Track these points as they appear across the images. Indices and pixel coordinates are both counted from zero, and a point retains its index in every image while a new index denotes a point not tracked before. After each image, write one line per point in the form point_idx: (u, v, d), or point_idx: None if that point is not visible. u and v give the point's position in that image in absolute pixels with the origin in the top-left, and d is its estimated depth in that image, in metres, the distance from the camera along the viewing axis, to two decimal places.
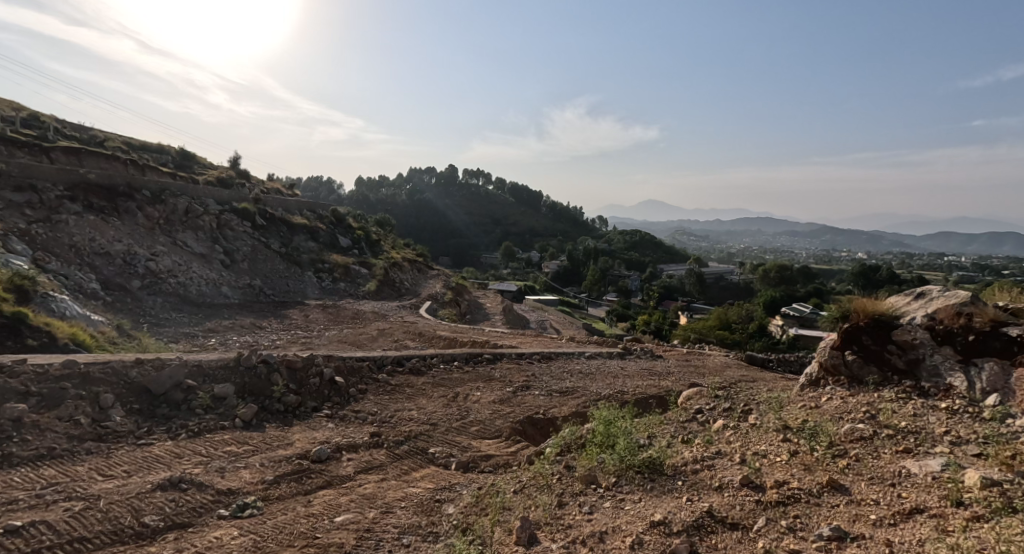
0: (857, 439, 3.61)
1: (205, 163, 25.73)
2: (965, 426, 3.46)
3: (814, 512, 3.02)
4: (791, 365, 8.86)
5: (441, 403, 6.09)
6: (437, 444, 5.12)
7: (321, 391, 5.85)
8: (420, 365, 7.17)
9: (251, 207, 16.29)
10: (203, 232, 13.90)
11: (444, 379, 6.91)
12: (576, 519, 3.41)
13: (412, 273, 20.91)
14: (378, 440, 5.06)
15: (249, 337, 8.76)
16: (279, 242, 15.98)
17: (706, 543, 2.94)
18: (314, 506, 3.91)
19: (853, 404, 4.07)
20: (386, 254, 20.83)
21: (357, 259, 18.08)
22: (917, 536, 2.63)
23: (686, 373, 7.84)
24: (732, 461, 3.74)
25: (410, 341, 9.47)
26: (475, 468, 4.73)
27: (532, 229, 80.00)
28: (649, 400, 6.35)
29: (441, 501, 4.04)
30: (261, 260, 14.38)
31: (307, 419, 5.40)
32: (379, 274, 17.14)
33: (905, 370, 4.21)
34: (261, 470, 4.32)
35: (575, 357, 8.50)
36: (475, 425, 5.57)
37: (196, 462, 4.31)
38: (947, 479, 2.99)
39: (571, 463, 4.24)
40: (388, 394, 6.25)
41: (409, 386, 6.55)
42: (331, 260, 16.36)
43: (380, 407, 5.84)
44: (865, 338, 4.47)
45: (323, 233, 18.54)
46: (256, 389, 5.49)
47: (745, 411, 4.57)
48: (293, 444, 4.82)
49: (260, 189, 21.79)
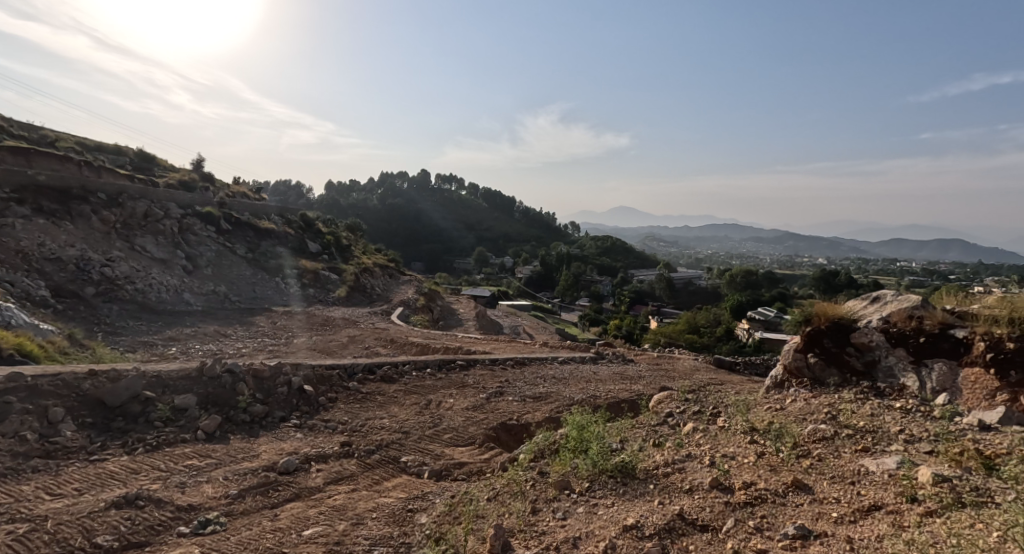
0: (820, 439, 3.73)
1: (166, 165, 25.11)
2: (918, 424, 3.60)
3: (779, 511, 3.11)
4: (757, 368, 9.09)
5: (413, 411, 6.04)
6: (409, 452, 5.08)
7: (289, 400, 5.77)
8: (392, 372, 7.11)
9: (215, 212, 15.94)
10: (163, 237, 13.53)
11: (416, 386, 6.86)
12: (551, 526, 3.43)
13: (384, 278, 20.75)
14: (348, 449, 5.01)
15: (212, 346, 8.55)
16: (245, 247, 15.64)
17: (677, 546, 2.99)
18: (280, 520, 3.84)
19: (815, 405, 4.20)
20: (357, 259, 20.64)
21: (327, 264, 17.85)
22: (876, 533, 2.72)
23: (657, 376, 7.96)
24: (701, 463, 3.82)
25: (381, 348, 9.39)
26: (448, 476, 4.72)
27: (506, 234, 80.20)
28: (620, 405, 6.42)
29: (412, 510, 4.02)
30: (225, 265, 14.06)
31: (274, 430, 5.30)
32: (349, 280, 16.93)
33: (862, 372, 4.39)
34: (224, 484, 4.22)
35: (548, 363, 8.54)
36: (448, 432, 5.54)
37: (154, 478, 4.19)
38: (903, 477, 3.11)
39: (544, 469, 4.27)
40: (358, 403, 6.17)
41: (380, 394, 6.49)
42: (299, 267, 16.08)
43: (350, 416, 5.77)
44: (826, 341, 4.63)
45: (291, 238, 18.24)
46: (220, 400, 5.38)
47: (714, 414, 4.68)
48: (259, 456, 4.73)
49: (224, 193, 21.35)
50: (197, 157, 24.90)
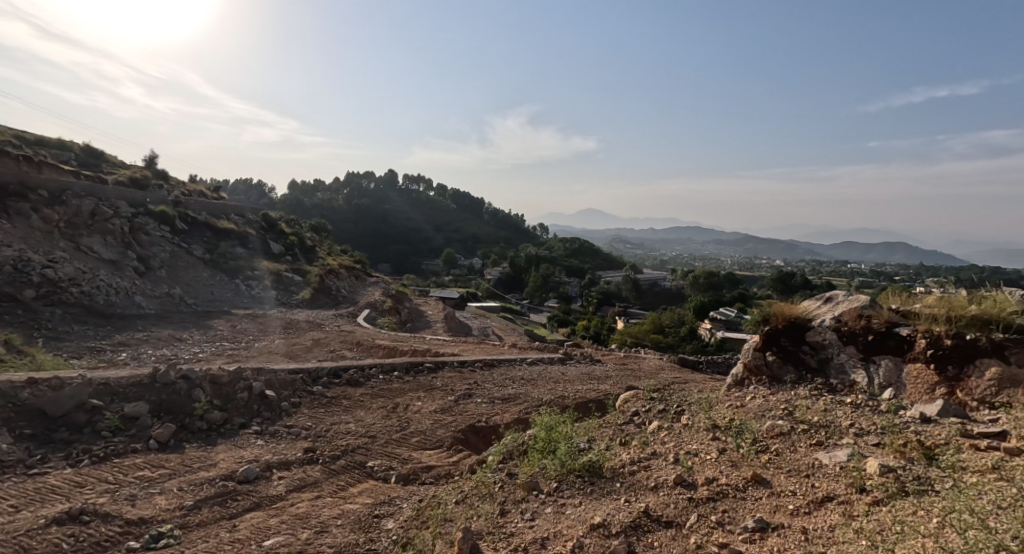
0: (777, 435, 3.88)
1: (116, 161, 24.16)
2: (867, 418, 3.79)
3: (740, 505, 3.22)
4: (719, 366, 9.35)
5: (380, 415, 6.01)
6: (375, 457, 5.06)
7: (249, 406, 5.67)
8: (358, 376, 7.05)
9: (169, 211, 15.46)
10: (113, 236, 13.05)
11: (383, 389, 6.82)
12: (518, 527, 3.48)
13: (350, 280, 20.50)
14: (312, 455, 4.95)
15: (166, 351, 8.31)
16: (202, 248, 15.22)
17: (643, 543, 3.08)
18: (239, 531, 3.78)
19: (773, 402, 4.36)
20: (321, 260, 20.31)
21: (290, 265, 17.51)
22: (828, 523, 2.86)
23: (624, 376, 8.10)
24: (666, 461, 3.93)
25: (347, 351, 9.28)
26: (416, 480, 4.72)
27: (474, 235, 80.08)
28: (588, 405, 6.52)
29: (379, 516, 4.01)
30: (181, 267, 13.65)
31: (233, 437, 5.19)
32: (314, 281, 16.66)
33: (816, 369, 4.58)
34: (179, 495, 4.12)
35: (516, 364, 8.59)
36: (416, 436, 5.54)
37: (101, 491, 4.07)
38: (853, 469, 3.27)
39: (512, 470, 4.31)
40: (323, 407, 6.10)
41: (346, 398, 6.43)
42: (261, 269, 15.73)
43: (314, 422, 5.70)
44: (783, 340, 4.81)
45: (252, 239, 17.84)
46: (174, 407, 5.24)
47: (678, 412, 4.80)
48: (216, 464, 4.63)
49: (179, 191, 20.70)
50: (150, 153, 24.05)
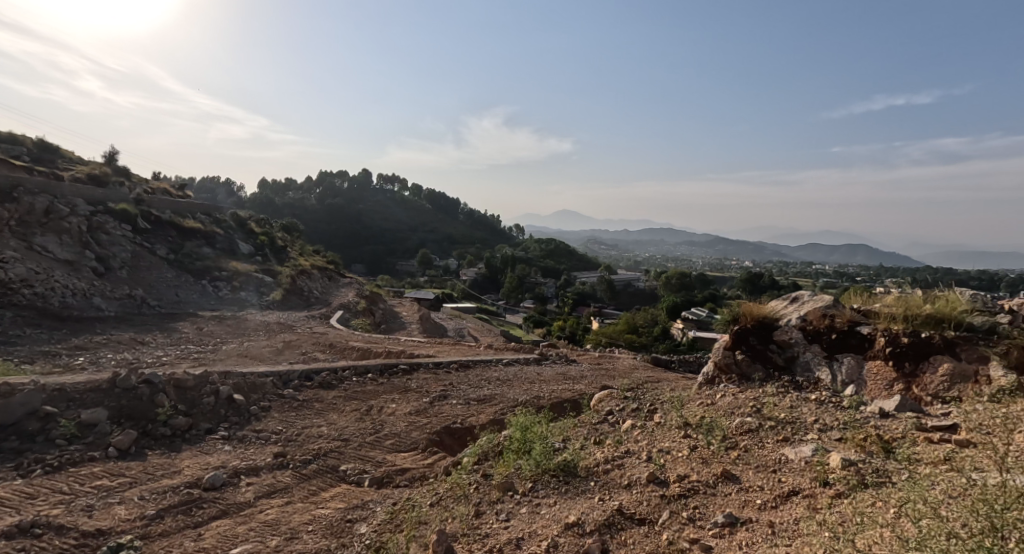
0: (746, 431, 3.99)
1: (74, 158, 23.39)
2: (830, 414, 3.91)
3: (710, 501, 3.31)
4: (691, 365, 9.53)
5: (353, 418, 5.97)
6: (348, 461, 5.03)
7: (216, 411, 5.57)
8: (331, 379, 7.00)
9: (130, 209, 15.07)
10: (70, 235, 12.64)
11: (357, 392, 6.77)
12: (493, 528, 3.50)
13: (322, 280, 20.25)
14: (283, 460, 4.90)
15: (126, 355, 8.09)
16: (166, 248, 14.86)
17: (616, 540, 3.14)
18: (204, 540, 3.73)
19: (742, 399, 4.48)
20: (292, 260, 20.02)
21: (259, 265, 17.22)
22: (793, 517, 2.95)
23: (599, 376, 8.19)
24: (639, 459, 4.00)
25: (319, 353, 9.19)
26: (390, 483, 4.70)
27: (449, 236, 79.78)
28: (563, 405, 6.58)
29: (352, 520, 3.99)
30: (143, 267, 13.30)
31: (198, 443, 5.10)
32: (284, 282, 16.41)
33: (783, 367, 4.71)
34: (140, 505, 4.04)
35: (491, 364, 8.62)
36: (390, 438, 5.52)
37: (54, 503, 3.96)
38: (817, 463, 3.38)
39: (488, 471, 4.34)
40: (294, 411, 6.03)
41: (318, 401, 6.37)
42: (229, 270, 15.43)
43: (285, 425, 5.63)
44: (752, 339, 4.94)
45: (219, 239, 17.50)
46: (136, 413, 5.14)
47: (651, 411, 4.89)
48: (181, 472, 4.55)
49: (142, 189, 20.14)
50: (111, 149, 23.33)
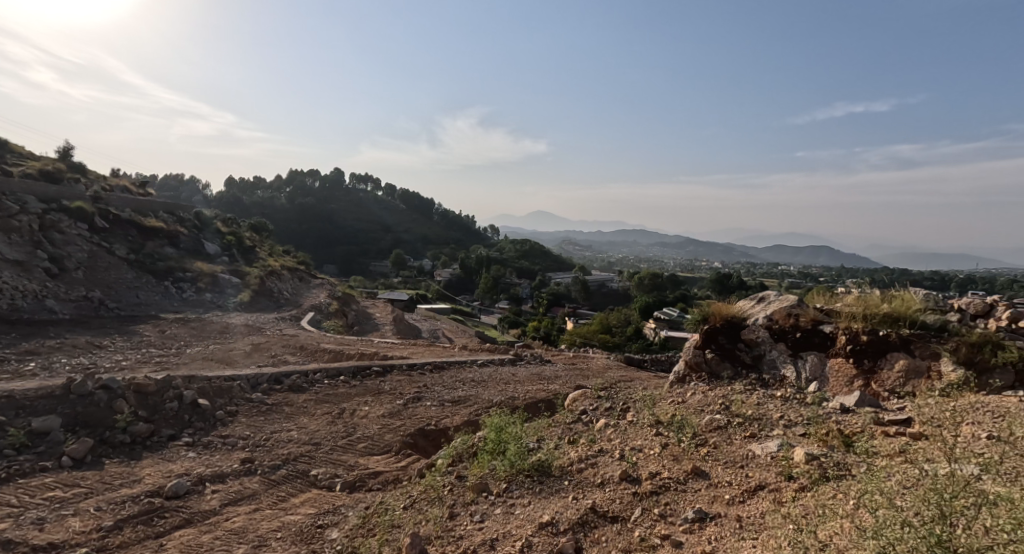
0: (715, 428, 4.08)
1: (27, 154, 22.55)
2: (795, 410, 4.04)
3: (681, 497, 3.38)
4: (663, 364, 9.68)
5: (325, 421, 5.91)
6: (319, 465, 4.99)
7: (179, 417, 5.47)
8: (301, 382, 6.93)
9: (86, 208, 14.64)
10: (21, 235, 12.17)
11: (328, 395, 6.71)
12: (467, 529, 3.52)
13: (293, 281, 19.95)
14: (250, 467, 4.84)
15: (82, 359, 7.84)
16: (126, 248, 14.44)
17: (589, 538, 3.19)
18: (166, 551, 3.66)
19: (712, 397, 4.58)
20: (261, 261, 19.66)
21: (225, 266, 16.87)
22: (759, 511, 3.04)
23: (573, 376, 8.26)
24: (612, 457, 4.07)
25: (289, 356, 9.06)
26: (362, 486, 4.68)
27: (423, 236, 79.32)
28: (538, 405, 6.63)
29: (322, 526, 3.97)
30: (100, 268, 12.90)
31: (160, 450, 5.00)
32: (252, 283, 16.12)
33: (750, 365, 4.84)
34: (97, 516, 3.94)
35: (465, 365, 8.62)
36: (363, 441, 5.49)
37: (3, 516, 3.84)
38: (782, 458, 3.49)
39: (462, 473, 4.35)
40: (262, 415, 5.95)
41: (288, 404, 6.30)
42: (194, 270, 15.07)
43: (253, 430, 5.55)
44: (721, 338, 5.07)
45: (183, 239, 17.09)
46: (93, 420, 5.02)
47: (624, 410, 4.97)
48: (141, 480, 4.45)
49: (100, 187, 19.53)
50: (64, 144, 22.52)
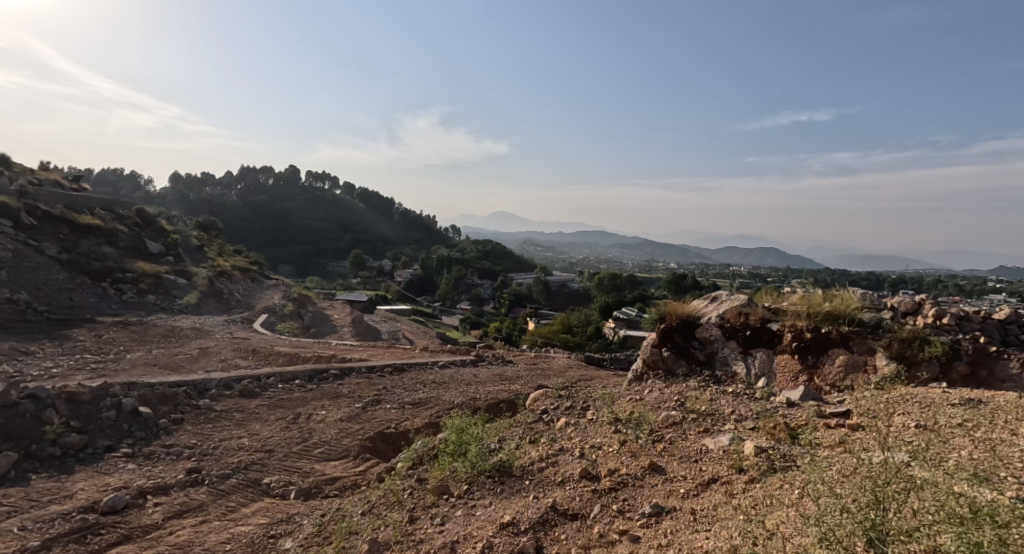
0: (671, 424, 4.21)
1: None
2: (745, 405, 4.21)
3: (638, 493, 3.48)
4: (622, 363, 9.88)
5: (279, 427, 5.79)
6: (272, 473, 4.89)
7: (117, 426, 5.28)
8: (253, 386, 6.77)
9: (12, 205, 13.85)
10: None
11: (283, 399, 6.57)
12: (427, 533, 3.52)
13: (244, 282, 19.37)
14: (196, 477, 4.70)
15: (8, 367, 7.42)
16: (57, 248, 13.72)
17: (549, 537, 3.24)
18: None
19: (668, 393, 4.72)
20: (209, 261, 19.02)
21: (170, 266, 16.24)
22: (712, 503, 3.16)
23: (534, 376, 8.33)
24: (572, 455, 4.14)
25: (240, 360, 8.81)
26: (318, 493, 4.61)
27: (383, 236, 78.26)
28: (499, 405, 6.67)
29: (275, 536, 3.90)
30: (29, 268, 12.22)
31: (95, 462, 4.81)
32: (200, 284, 15.57)
33: (704, 362, 5.01)
34: (24, 535, 3.77)
35: (426, 367, 8.58)
36: (319, 447, 5.41)
37: None
38: (733, 451, 3.63)
39: (422, 476, 4.35)
40: (211, 422, 5.78)
41: (238, 411, 6.14)
42: (135, 270, 14.44)
43: (200, 439, 5.39)
44: (676, 336, 5.23)
45: (122, 238, 16.37)
46: (19, 432, 4.81)
47: (584, 408, 5.06)
48: (73, 496, 4.26)
49: (30, 183, 18.50)
50: None
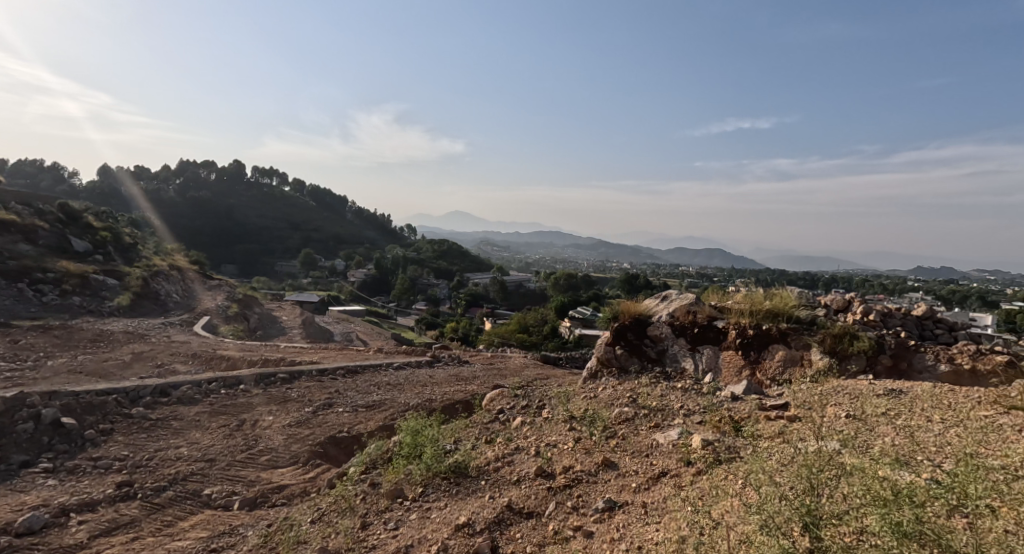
0: (624, 420, 4.33)
1: None
2: (692, 400, 4.38)
3: (592, 489, 3.57)
4: (578, 361, 10.04)
5: (222, 435, 5.62)
6: (214, 483, 4.75)
7: (37, 439, 5.09)
8: (193, 393, 6.55)
9: None
10: None
11: (226, 406, 6.38)
12: (381, 538, 3.51)
13: (183, 282, 18.60)
14: (128, 491, 4.52)
15: None
16: None
17: (504, 536, 3.29)
18: None
19: (621, 390, 4.85)
20: (144, 260, 18.18)
21: (100, 266, 15.44)
22: (662, 495, 3.28)
23: (490, 376, 8.36)
24: (528, 454, 4.21)
25: (179, 365, 8.48)
26: (265, 503, 4.51)
27: (336, 236, 76.63)
28: (455, 406, 6.66)
29: (218, 549, 3.79)
30: None
31: (10, 479, 4.58)
32: (134, 285, 14.85)
33: (655, 359, 5.18)
34: None
35: (381, 369, 8.47)
36: (266, 454, 5.29)
37: None
38: (682, 445, 3.76)
39: (375, 480, 4.32)
40: (145, 432, 5.57)
41: (176, 419, 5.93)
42: (58, 271, 13.62)
43: (132, 450, 5.18)
44: (629, 334, 5.38)
45: (45, 237, 15.46)
46: None
47: (540, 407, 5.14)
48: None
49: None
50: None
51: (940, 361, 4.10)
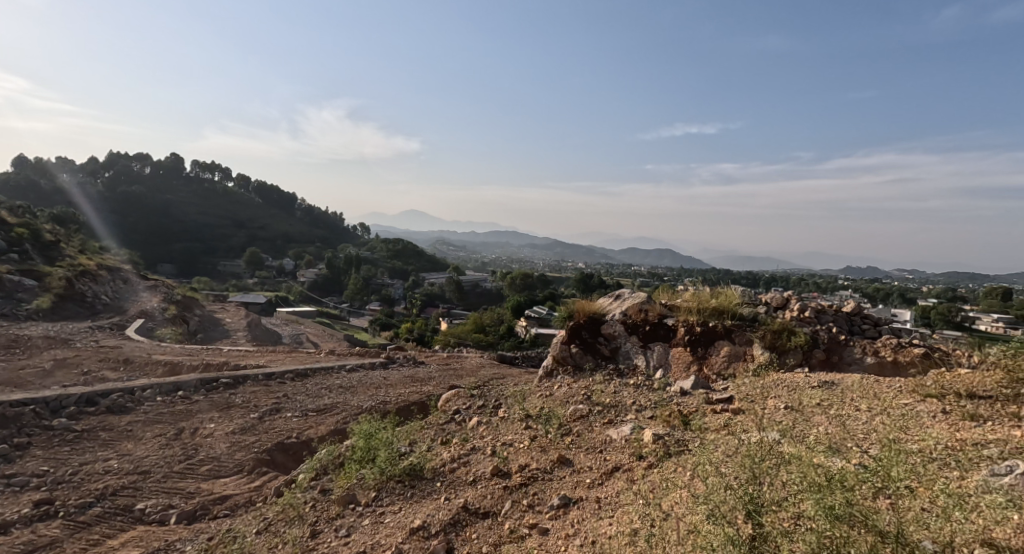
0: (578, 417, 4.42)
1: None
2: (644, 396, 4.51)
3: (548, 486, 3.63)
4: (533, 360, 10.13)
5: (158, 445, 5.40)
6: (148, 498, 4.56)
7: None
8: (124, 401, 6.27)
9: None
10: None
11: (163, 414, 6.12)
12: (333, 545, 3.48)
13: (115, 284, 17.66)
14: (49, 509, 4.29)
15: None
16: None
17: (461, 537, 3.31)
18: None
19: (576, 388, 4.94)
20: (69, 260, 17.15)
21: (19, 266, 14.46)
22: (614, 490, 3.37)
23: (444, 377, 8.33)
24: (484, 454, 4.24)
25: (108, 372, 8.06)
26: (205, 515, 4.36)
27: (286, 235, 74.51)
28: (409, 408, 6.61)
29: None
30: None
31: None
32: (57, 286, 13.98)
33: (609, 356, 5.30)
34: None
35: (331, 372, 8.31)
36: (207, 463, 5.12)
37: None
38: (634, 440, 3.87)
39: (327, 486, 4.26)
40: (69, 445, 5.29)
41: (106, 430, 5.66)
42: None
43: (54, 465, 4.91)
44: (584, 332, 5.50)
45: None
46: None
47: (496, 407, 5.17)
48: None
49: None
50: None
51: (867, 354, 4.38)
